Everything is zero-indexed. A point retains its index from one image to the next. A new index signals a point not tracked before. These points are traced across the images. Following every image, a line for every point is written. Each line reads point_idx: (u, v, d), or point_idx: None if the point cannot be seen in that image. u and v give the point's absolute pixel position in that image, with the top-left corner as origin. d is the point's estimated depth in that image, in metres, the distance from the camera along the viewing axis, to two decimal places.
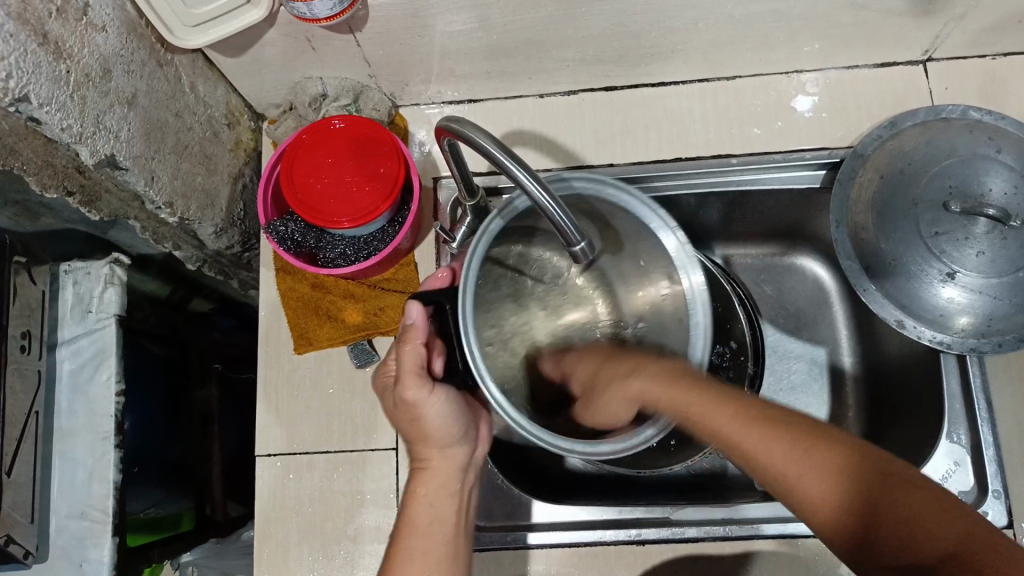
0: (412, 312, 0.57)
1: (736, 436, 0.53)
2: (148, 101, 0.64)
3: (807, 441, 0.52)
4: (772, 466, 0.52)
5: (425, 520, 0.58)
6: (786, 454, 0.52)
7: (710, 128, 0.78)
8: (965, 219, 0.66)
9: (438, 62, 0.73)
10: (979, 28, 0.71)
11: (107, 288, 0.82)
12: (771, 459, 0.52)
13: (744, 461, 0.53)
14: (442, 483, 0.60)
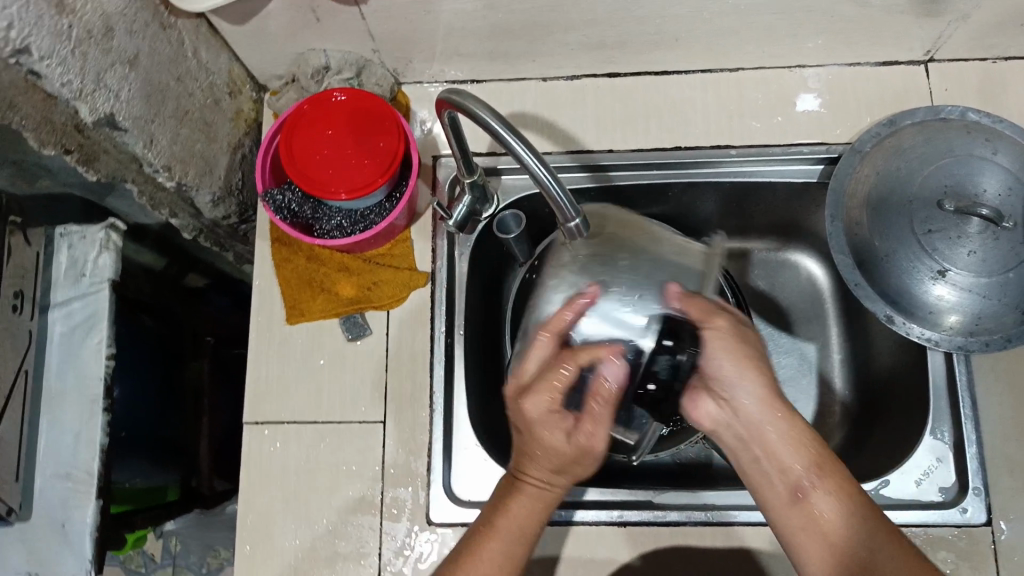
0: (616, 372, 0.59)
1: (829, 529, 0.59)
2: (150, 63, 0.65)
3: (896, 538, 0.57)
4: (853, 562, 0.57)
5: (512, 527, 0.59)
6: (877, 553, 0.56)
7: (710, 118, 0.78)
8: (960, 218, 0.68)
9: (442, 40, 0.73)
10: (980, 28, 0.72)
11: (102, 253, 0.82)
12: (859, 555, 0.57)
13: (829, 562, 0.58)
14: (524, 523, 0.59)
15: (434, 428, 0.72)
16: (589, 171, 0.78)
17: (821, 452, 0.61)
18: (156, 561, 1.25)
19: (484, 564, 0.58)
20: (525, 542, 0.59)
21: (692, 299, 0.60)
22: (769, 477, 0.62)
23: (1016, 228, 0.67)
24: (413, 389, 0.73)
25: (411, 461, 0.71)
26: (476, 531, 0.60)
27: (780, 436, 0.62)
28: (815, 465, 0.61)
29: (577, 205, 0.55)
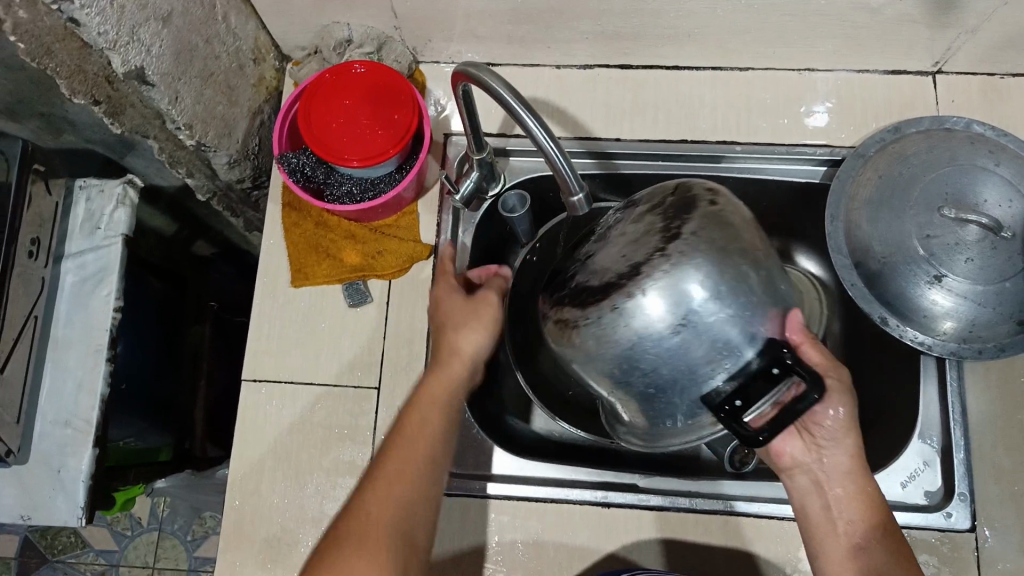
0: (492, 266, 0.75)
1: None
2: (183, 22, 0.66)
3: None
4: None
5: (441, 399, 0.63)
6: None
7: (718, 115, 0.80)
8: (958, 224, 0.68)
9: (461, 21, 0.75)
10: (988, 42, 0.73)
11: (118, 208, 0.85)
12: None
13: None
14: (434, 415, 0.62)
15: None
16: (595, 158, 0.80)
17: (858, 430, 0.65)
18: (143, 524, 1.27)
19: (401, 456, 0.59)
20: (450, 417, 0.62)
21: (813, 343, 0.56)
22: (832, 525, 0.61)
23: (1014, 238, 0.67)
24: (409, 358, 0.74)
25: None
26: (409, 405, 0.63)
27: (851, 486, 0.61)
28: (868, 521, 0.60)
29: (579, 178, 0.55)
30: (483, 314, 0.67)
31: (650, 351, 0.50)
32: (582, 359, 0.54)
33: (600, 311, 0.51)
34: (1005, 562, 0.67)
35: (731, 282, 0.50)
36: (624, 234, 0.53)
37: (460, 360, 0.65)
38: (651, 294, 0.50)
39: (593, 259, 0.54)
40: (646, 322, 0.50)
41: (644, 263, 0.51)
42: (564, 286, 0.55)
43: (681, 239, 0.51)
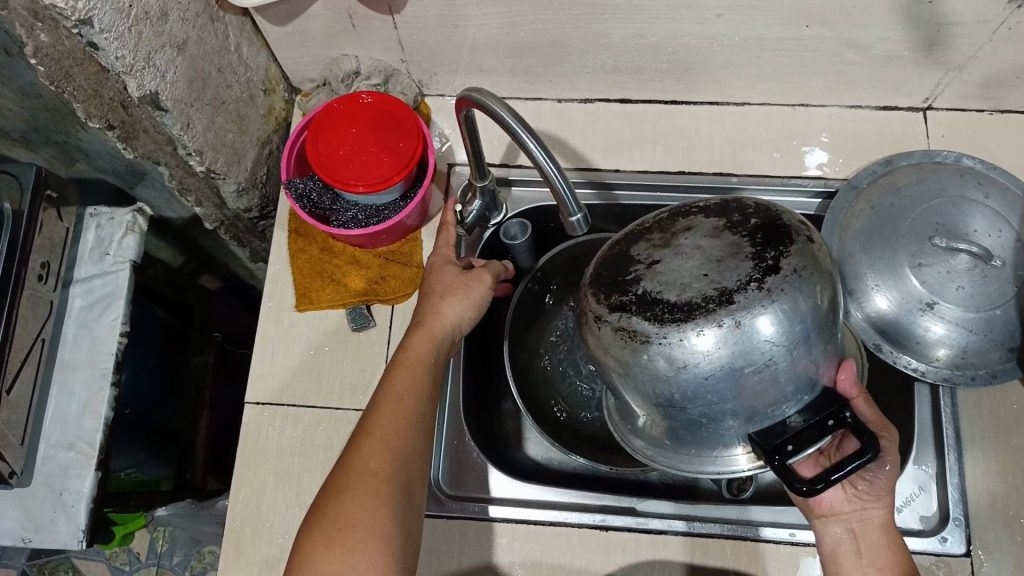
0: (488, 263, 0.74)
1: None
2: (197, 50, 0.69)
3: None
4: None
5: (426, 355, 0.63)
6: None
7: (714, 148, 0.82)
8: (949, 254, 0.69)
9: (466, 54, 0.78)
10: (975, 80, 0.76)
11: (126, 235, 0.87)
12: None
13: None
14: (419, 374, 0.62)
15: None
16: (594, 188, 0.82)
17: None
18: (141, 559, 1.26)
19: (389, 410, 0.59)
20: (436, 369, 0.63)
21: (866, 400, 0.58)
22: (859, 565, 0.59)
23: (1004, 268, 0.68)
24: None
25: None
26: (393, 362, 0.63)
27: (881, 542, 0.60)
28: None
29: (577, 198, 0.57)
30: (474, 291, 0.68)
31: (720, 382, 0.50)
32: (640, 371, 0.52)
33: (680, 330, 0.49)
34: None
35: (812, 326, 0.50)
36: (703, 248, 0.50)
37: (445, 321, 0.66)
38: (742, 326, 0.48)
39: (660, 265, 0.50)
40: (729, 355, 0.49)
41: (735, 291, 0.48)
42: (621, 286, 0.52)
43: (777, 274, 0.49)
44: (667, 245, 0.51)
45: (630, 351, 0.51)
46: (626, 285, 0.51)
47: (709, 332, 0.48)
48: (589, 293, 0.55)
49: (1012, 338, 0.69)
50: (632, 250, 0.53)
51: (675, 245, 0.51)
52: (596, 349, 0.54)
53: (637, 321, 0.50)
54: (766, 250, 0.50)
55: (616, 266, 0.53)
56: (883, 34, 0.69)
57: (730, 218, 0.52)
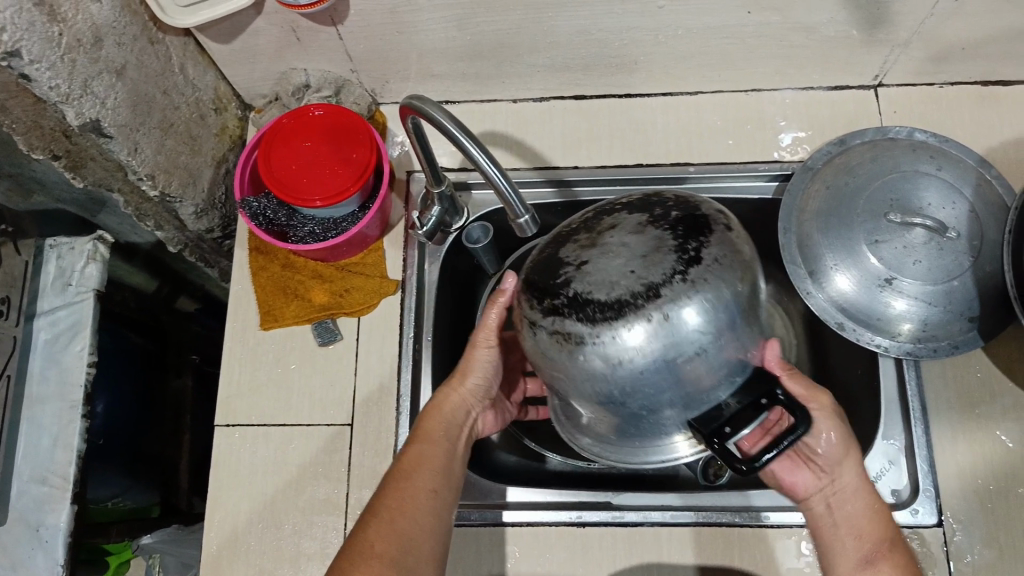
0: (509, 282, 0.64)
1: None
2: (137, 74, 0.69)
3: None
4: None
5: (437, 434, 0.64)
6: None
7: (671, 139, 0.82)
8: (904, 229, 0.70)
9: (416, 61, 0.78)
10: (922, 55, 0.76)
11: (89, 263, 0.86)
12: None
13: None
14: (433, 464, 0.62)
15: (399, 430, 0.73)
16: (554, 186, 0.82)
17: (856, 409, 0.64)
18: None
19: (405, 494, 0.59)
20: (456, 440, 0.65)
21: (795, 374, 0.61)
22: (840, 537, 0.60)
23: (959, 239, 0.70)
24: (380, 392, 0.74)
25: (376, 463, 0.72)
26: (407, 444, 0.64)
27: (858, 507, 0.60)
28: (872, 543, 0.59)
29: (525, 202, 0.58)
30: (473, 369, 0.67)
31: (655, 375, 0.52)
32: (577, 373, 0.53)
33: (612, 329, 0.50)
34: (973, 554, 0.67)
35: (736, 312, 0.52)
36: (627, 245, 0.51)
37: (455, 398, 0.67)
38: (670, 319, 0.50)
39: (589, 266, 0.51)
40: (660, 348, 0.51)
41: (662, 285, 0.50)
42: (552, 290, 0.52)
43: (699, 265, 0.51)
44: (594, 245, 0.52)
45: (567, 354, 0.53)
46: (556, 288, 0.52)
47: (641, 327, 0.50)
48: (521, 298, 0.56)
49: (971, 307, 0.70)
50: (560, 252, 0.54)
51: (601, 244, 0.52)
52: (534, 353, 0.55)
53: (571, 324, 0.52)
54: (687, 243, 0.52)
55: (545, 273, 0.54)
56: (825, 16, 0.70)
57: (651, 213, 0.54)
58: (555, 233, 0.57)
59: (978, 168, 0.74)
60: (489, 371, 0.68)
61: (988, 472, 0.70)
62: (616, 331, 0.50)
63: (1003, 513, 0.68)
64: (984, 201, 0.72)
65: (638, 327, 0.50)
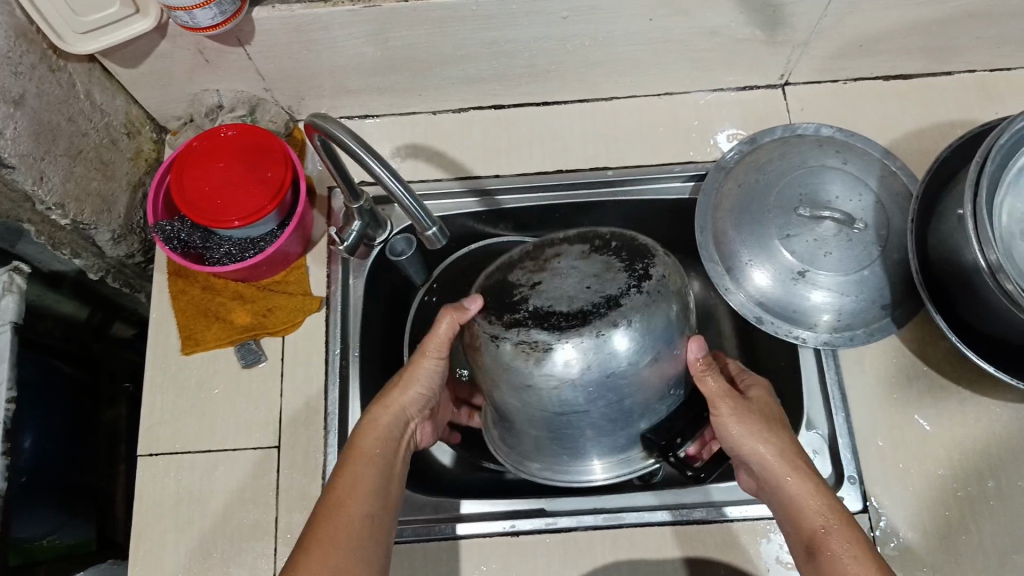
0: (475, 302, 0.60)
1: None
2: (38, 102, 0.67)
3: None
4: None
5: (374, 452, 0.63)
6: None
7: (588, 144, 0.83)
8: (815, 222, 0.71)
9: (329, 77, 0.78)
10: (822, 54, 0.78)
11: (4, 296, 0.83)
12: None
13: None
14: (363, 489, 0.60)
15: (328, 449, 0.72)
16: (477, 196, 0.82)
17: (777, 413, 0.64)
18: None
19: (333, 530, 0.57)
20: (394, 454, 0.64)
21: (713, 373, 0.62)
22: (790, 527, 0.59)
23: (867, 230, 0.72)
24: (308, 412, 0.74)
25: (306, 485, 0.71)
26: (342, 463, 0.62)
27: (798, 491, 0.59)
28: (841, 518, 0.57)
29: (431, 215, 0.61)
30: (416, 380, 0.67)
31: (615, 384, 0.56)
32: (543, 384, 0.56)
33: (576, 336, 0.55)
34: (899, 538, 0.69)
35: (679, 329, 0.59)
36: (577, 266, 0.57)
37: (392, 411, 0.65)
38: (630, 326, 0.55)
39: (544, 283, 0.57)
40: (620, 356, 0.55)
41: (619, 296, 0.56)
42: (512, 306, 0.57)
43: (650, 281, 0.57)
44: (543, 265, 0.58)
45: (529, 366, 0.56)
46: (516, 305, 0.57)
47: (605, 334, 0.55)
48: (477, 317, 0.60)
49: (882, 295, 0.72)
50: (511, 277, 0.59)
51: (550, 264, 0.58)
52: (495, 368, 0.58)
53: (536, 333, 0.55)
54: (635, 263, 0.57)
55: (503, 291, 0.59)
56: (725, 19, 0.72)
57: (591, 242, 0.59)
58: (498, 263, 0.63)
59: (882, 160, 0.76)
60: (432, 381, 0.68)
61: (908, 456, 0.72)
62: (585, 333, 0.55)
63: (924, 495, 0.70)
64: (889, 191, 0.74)
65: (603, 334, 0.55)
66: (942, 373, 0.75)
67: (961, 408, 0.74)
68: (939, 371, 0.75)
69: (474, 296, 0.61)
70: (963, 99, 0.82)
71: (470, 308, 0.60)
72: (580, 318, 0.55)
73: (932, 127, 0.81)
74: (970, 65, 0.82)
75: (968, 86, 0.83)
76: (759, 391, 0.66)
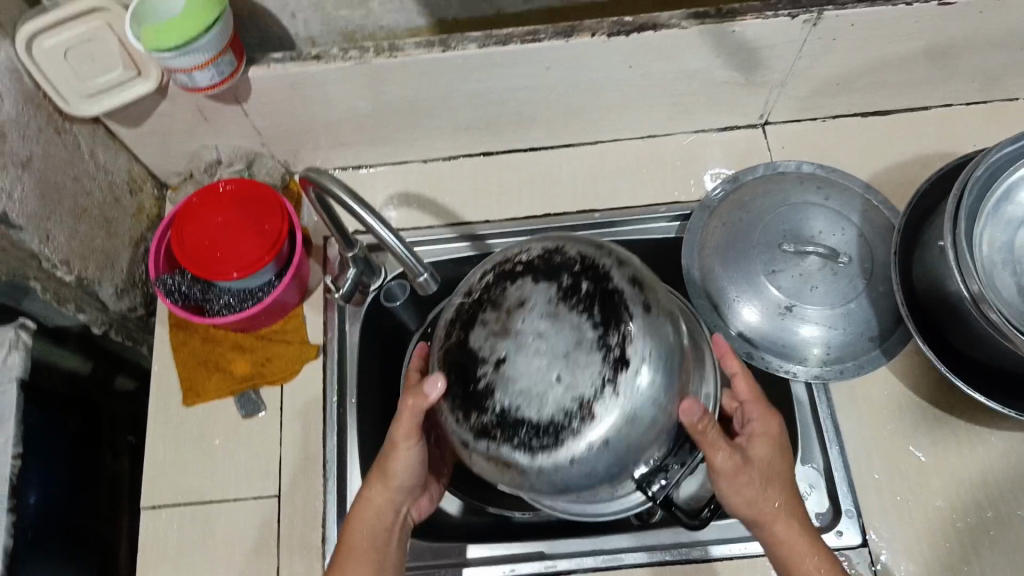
0: (435, 388, 0.57)
1: None
2: (44, 164, 0.70)
3: None
4: None
5: (365, 546, 0.64)
6: None
7: (576, 188, 0.85)
8: (798, 257, 0.73)
9: (323, 131, 0.80)
10: (800, 93, 0.81)
11: (11, 352, 0.85)
12: None
13: None
14: None
15: (328, 496, 0.73)
16: (468, 241, 0.83)
17: (779, 471, 0.62)
18: None
19: None
20: (384, 544, 0.65)
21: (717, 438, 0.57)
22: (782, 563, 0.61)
23: (850, 264, 0.73)
24: (308, 460, 0.75)
25: (308, 532, 0.72)
26: (335, 560, 0.64)
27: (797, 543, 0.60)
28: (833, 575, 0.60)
29: (420, 260, 0.63)
30: (395, 473, 0.65)
31: (593, 479, 0.54)
32: (520, 485, 0.55)
33: (551, 451, 0.53)
34: (899, 571, 0.69)
35: (665, 382, 0.54)
36: (542, 345, 0.53)
37: (376, 505, 0.66)
38: (602, 434, 0.52)
39: (509, 372, 0.53)
40: (593, 461, 0.53)
41: (593, 394, 0.52)
42: (479, 405, 0.54)
43: (626, 356, 0.53)
44: (507, 337, 0.54)
45: (508, 473, 0.55)
46: (481, 399, 0.54)
47: (587, 439, 0.52)
48: (443, 404, 0.57)
49: (869, 327, 0.73)
50: (473, 345, 0.55)
51: (515, 339, 0.53)
52: (470, 461, 0.57)
53: (511, 450, 0.53)
54: (608, 335, 0.54)
55: (466, 376, 0.55)
56: (704, 63, 0.74)
57: (561, 287, 0.55)
58: (459, 308, 0.59)
59: (863, 194, 0.78)
60: (413, 466, 0.66)
61: (905, 486, 0.72)
62: (563, 441, 0.52)
63: (921, 526, 0.70)
64: (872, 226, 0.76)
65: (582, 437, 0.52)
66: (934, 401, 0.76)
67: (955, 436, 0.74)
68: (929, 400, 0.76)
69: (438, 374, 0.58)
70: (940, 132, 0.84)
71: (432, 394, 0.57)
72: (557, 428, 0.52)
73: (911, 161, 0.83)
74: (946, 100, 0.85)
75: (945, 120, 0.85)
76: (761, 446, 0.63)
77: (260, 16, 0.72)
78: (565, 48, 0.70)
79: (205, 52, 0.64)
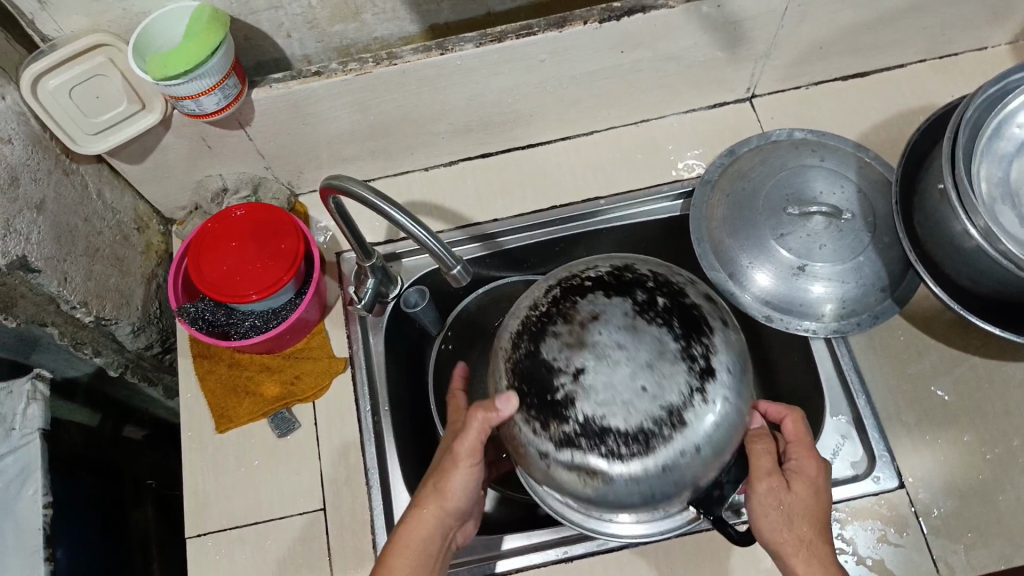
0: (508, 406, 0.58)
1: None
2: (56, 207, 0.70)
3: None
4: None
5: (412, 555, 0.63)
6: None
7: (579, 179, 0.87)
8: (805, 219, 0.74)
9: (326, 148, 0.81)
10: (783, 63, 0.84)
11: (30, 404, 0.84)
12: None
13: None
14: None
15: (376, 507, 0.73)
16: (480, 241, 0.85)
17: (815, 506, 0.62)
18: None
19: None
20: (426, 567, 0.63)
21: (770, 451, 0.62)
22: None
23: (853, 219, 0.75)
24: (349, 471, 0.75)
25: (359, 542, 0.72)
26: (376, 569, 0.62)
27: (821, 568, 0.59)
28: None
29: (452, 252, 0.63)
30: (451, 491, 0.64)
31: (672, 489, 0.56)
32: (593, 491, 0.56)
33: (638, 456, 0.53)
34: (940, 507, 0.71)
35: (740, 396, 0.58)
36: (629, 356, 0.55)
37: (432, 519, 0.64)
38: (692, 441, 0.54)
39: (592, 382, 0.54)
40: (680, 470, 0.55)
41: (680, 403, 0.54)
42: (559, 410, 0.55)
43: (707, 370, 0.56)
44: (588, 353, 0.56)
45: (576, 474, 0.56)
46: (561, 407, 0.55)
47: (677, 438, 0.54)
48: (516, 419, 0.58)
49: (880, 277, 0.75)
50: (548, 357, 0.57)
51: (596, 353, 0.55)
52: (546, 473, 0.58)
53: (591, 453, 0.54)
54: (694, 350, 0.57)
55: (542, 388, 0.56)
56: (690, 42, 0.77)
57: (637, 308, 0.59)
58: (525, 323, 0.61)
59: (856, 153, 0.81)
60: (470, 488, 0.65)
61: (933, 425, 0.74)
62: (649, 445, 0.53)
63: (953, 460, 0.73)
64: (868, 180, 0.78)
65: (672, 436, 0.54)
66: (950, 342, 0.78)
67: (973, 372, 0.77)
68: (945, 341, 0.78)
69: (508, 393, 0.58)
70: (916, 87, 0.88)
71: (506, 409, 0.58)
72: (644, 437, 0.53)
73: (894, 118, 0.87)
74: (920, 56, 0.89)
75: (919, 75, 0.89)
76: (804, 483, 0.63)
77: (257, 39, 0.73)
78: (559, 39, 0.72)
79: (210, 76, 0.64)
